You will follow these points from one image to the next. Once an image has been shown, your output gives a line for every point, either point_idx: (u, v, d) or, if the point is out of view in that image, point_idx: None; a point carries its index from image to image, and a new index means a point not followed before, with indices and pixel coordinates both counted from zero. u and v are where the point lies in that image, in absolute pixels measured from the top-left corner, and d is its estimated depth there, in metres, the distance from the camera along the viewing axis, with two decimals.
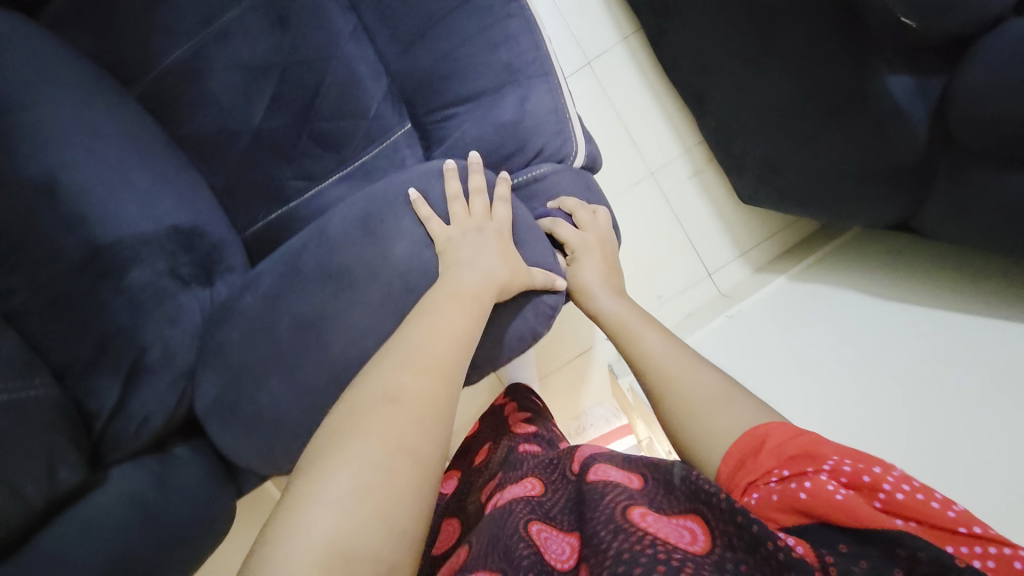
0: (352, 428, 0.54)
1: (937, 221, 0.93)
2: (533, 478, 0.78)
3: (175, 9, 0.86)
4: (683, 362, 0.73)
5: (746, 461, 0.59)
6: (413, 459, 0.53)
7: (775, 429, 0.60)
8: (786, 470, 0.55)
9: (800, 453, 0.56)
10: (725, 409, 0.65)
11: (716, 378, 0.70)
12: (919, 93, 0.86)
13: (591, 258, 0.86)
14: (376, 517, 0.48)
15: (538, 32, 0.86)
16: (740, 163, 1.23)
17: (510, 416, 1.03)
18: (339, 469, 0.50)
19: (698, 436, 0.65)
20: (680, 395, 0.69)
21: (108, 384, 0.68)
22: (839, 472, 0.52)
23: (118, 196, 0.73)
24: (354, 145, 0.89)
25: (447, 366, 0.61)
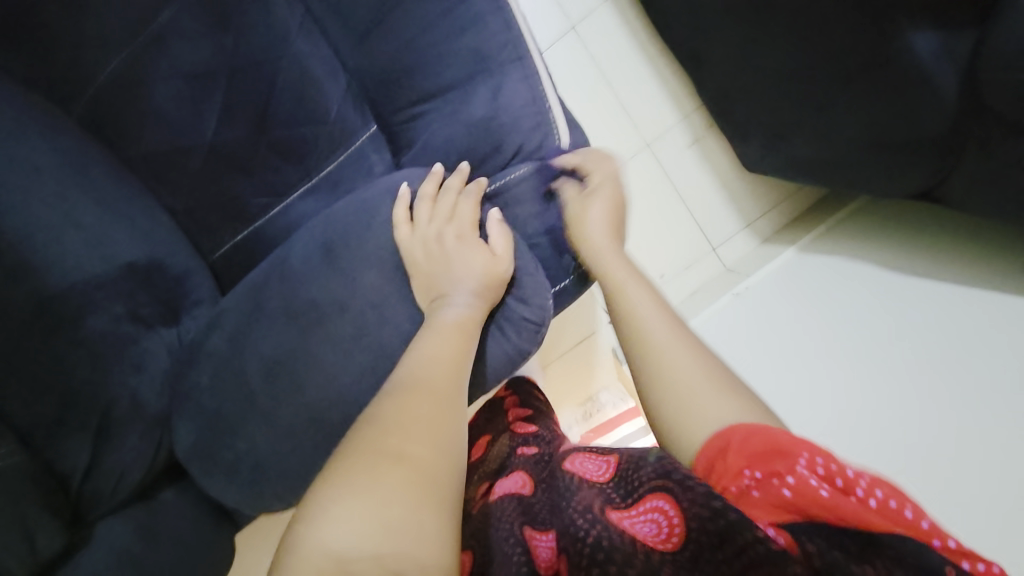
0: (347, 441, 0.47)
1: (961, 189, 0.85)
2: (522, 473, 0.69)
3: (102, 14, 0.76)
4: (684, 339, 0.59)
5: (715, 463, 0.49)
6: (416, 468, 0.45)
7: (743, 428, 0.49)
8: (759, 471, 0.45)
9: (770, 450, 0.45)
10: (725, 397, 0.52)
11: (718, 367, 0.56)
12: (944, 52, 0.75)
13: (603, 204, 0.72)
14: (376, 530, 0.40)
15: (508, 9, 0.75)
16: (743, 131, 1.14)
17: (510, 411, 0.93)
18: (332, 483, 0.43)
19: (684, 412, 0.53)
20: (665, 369, 0.56)
21: (79, 439, 0.66)
22: (815, 471, 0.43)
23: (61, 238, 0.67)
24: (317, 154, 0.81)
25: (447, 372, 0.54)
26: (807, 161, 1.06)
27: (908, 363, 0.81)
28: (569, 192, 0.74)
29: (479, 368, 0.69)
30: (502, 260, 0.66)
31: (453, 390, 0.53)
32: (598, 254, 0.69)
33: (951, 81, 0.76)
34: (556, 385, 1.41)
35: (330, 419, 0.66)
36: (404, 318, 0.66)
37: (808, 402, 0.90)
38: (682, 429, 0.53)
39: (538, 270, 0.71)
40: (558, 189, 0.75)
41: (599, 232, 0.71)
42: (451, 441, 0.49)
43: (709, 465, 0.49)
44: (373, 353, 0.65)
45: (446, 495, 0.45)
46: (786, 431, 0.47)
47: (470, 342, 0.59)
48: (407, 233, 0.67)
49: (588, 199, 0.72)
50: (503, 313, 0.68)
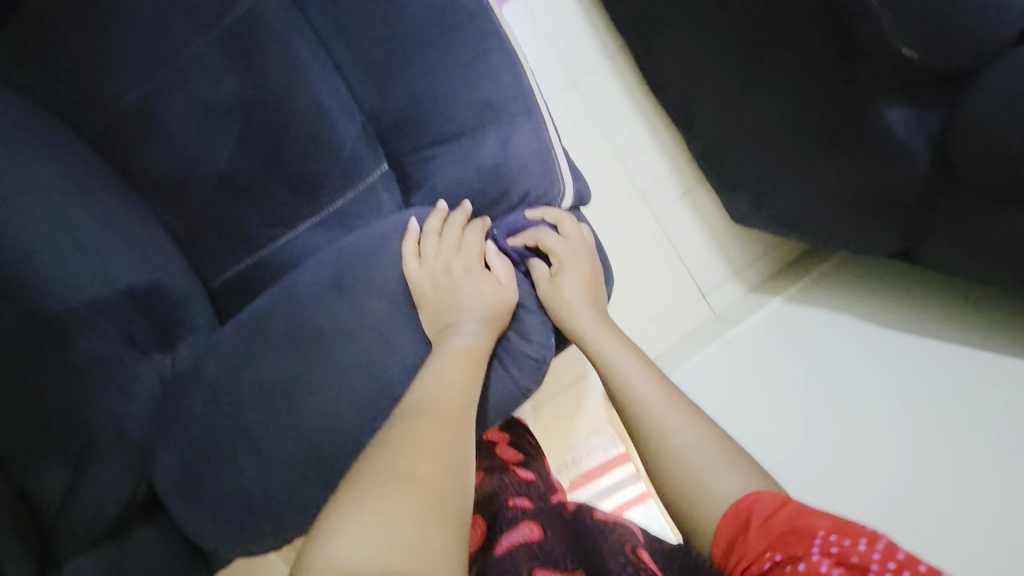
0: (360, 465, 0.50)
1: (932, 250, 0.90)
2: (531, 520, 0.73)
3: (130, 47, 0.80)
4: (681, 411, 0.64)
5: (737, 540, 0.56)
6: (425, 489, 0.47)
7: (762, 501, 0.57)
8: (778, 554, 0.52)
9: (788, 531, 0.53)
10: (728, 470, 0.60)
11: (713, 434, 0.62)
12: (919, 124, 0.83)
13: (575, 277, 0.73)
14: (387, 544, 0.43)
15: (519, 66, 0.81)
16: (731, 185, 1.20)
17: (503, 450, 0.92)
18: (349, 500, 0.46)
19: (699, 503, 0.59)
20: (674, 455, 0.62)
21: (58, 468, 0.63)
22: (828, 552, 0.50)
23: (65, 260, 0.67)
24: (329, 188, 0.83)
25: (455, 401, 0.56)
26: (793, 217, 1.12)
27: (884, 413, 0.86)
28: (539, 269, 0.74)
29: (479, 405, 0.69)
30: (507, 287, 0.69)
31: (460, 417, 0.55)
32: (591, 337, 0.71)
33: (924, 151, 0.83)
34: (543, 425, 1.40)
35: (324, 453, 0.64)
36: (408, 351, 0.66)
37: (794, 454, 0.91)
38: (702, 511, 0.59)
39: (540, 308, 0.73)
40: (530, 267, 0.75)
41: (584, 309, 0.72)
42: (459, 465, 0.51)
43: (730, 545, 0.56)
44: (375, 385, 0.65)
45: (454, 515, 0.47)
46: (797, 508, 0.55)
47: (477, 371, 0.62)
48: (416, 267, 0.68)
49: (558, 276, 0.73)
50: (506, 348, 0.69)
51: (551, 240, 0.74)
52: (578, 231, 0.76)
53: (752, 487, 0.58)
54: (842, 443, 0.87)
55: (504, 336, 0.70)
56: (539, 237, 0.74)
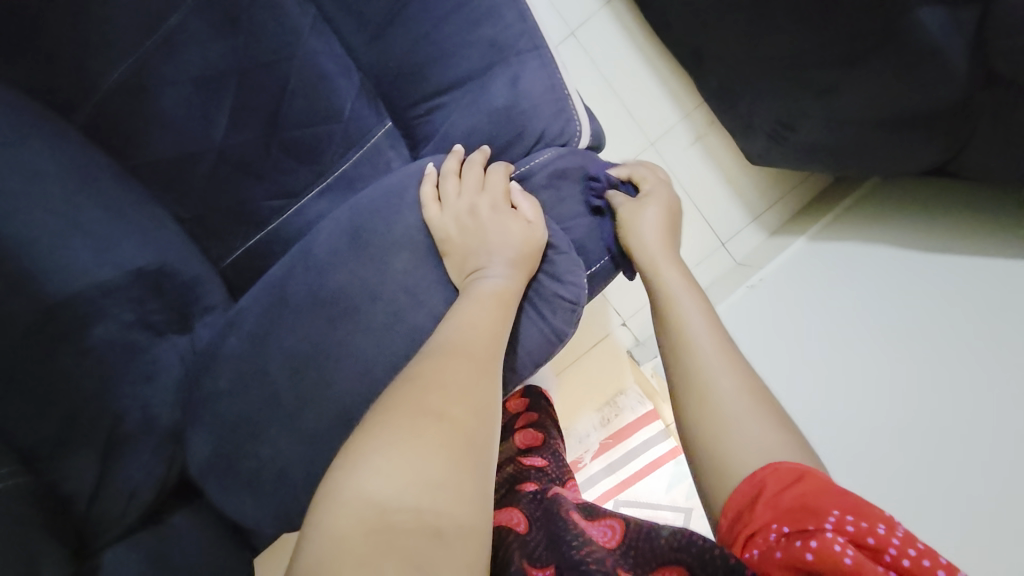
0: (389, 397, 0.49)
1: (976, 161, 0.86)
2: (517, 511, 0.71)
3: (107, 20, 0.75)
4: (730, 365, 0.61)
5: (743, 514, 0.52)
6: (454, 429, 0.46)
7: (773, 473, 0.52)
8: (786, 527, 0.47)
9: (798, 506, 0.48)
10: (762, 427, 0.56)
11: (758, 391, 0.60)
12: (955, 23, 0.75)
13: (659, 209, 0.75)
14: (416, 484, 0.43)
15: (522, 1, 0.76)
16: (747, 124, 1.15)
17: (521, 433, 0.96)
18: (374, 435, 0.46)
19: (718, 444, 0.57)
20: (706, 392, 0.60)
21: (85, 457, 0.61)
22: (842, 531, 0.44)
23: (67, 244, 0.64)
24: (332, 154, 0.80)
25: (485, 343, 0.55)
26: (817, 147, 1.07)
27: (922, 338, 0.81)
28: (620, 198, 0.76)
29: (513, 352, 0.66)
30: (536, 228, 0.65)
31: (489, 359, 0.54)
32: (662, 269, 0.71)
33: (960, 51, 0.76)
34: (568, 394, 1.37)
35: (360, 417, 0.62)
36: (437, 302, 0.64)
37: (837, 388, 0.88)
38: (714, 449, 0.57)
39: (572, 249, 0.69)
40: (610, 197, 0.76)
41: (656, 245, 0.72)
42: (488, 407, 0.50)
43: (736, 520, 0.52)
44: (406, 341, 0.63)
45: (480, 461, 0.46)
46: (813, 480, 0.49)
47: (507, 314, 0.59)
48: (437, 213, 0.64)
49: (643, 203, 0.76)
50: (537, 291, 0.67)
51: (647, 175, 0.79)
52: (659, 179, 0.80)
53: (767, 462, 0.53)
54: (881, 372, 0.83)
55: (534, 280, 0.67)
56: (633, 170, 0.80)
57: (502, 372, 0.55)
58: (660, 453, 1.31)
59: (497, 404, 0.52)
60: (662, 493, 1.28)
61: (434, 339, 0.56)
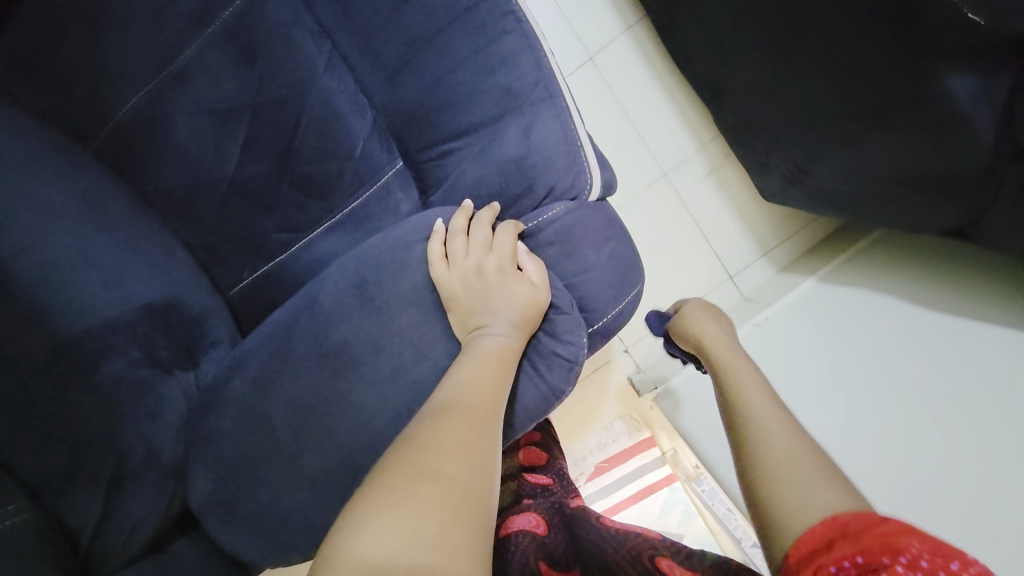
0: (384, 459, 0.47)
1: (998, 226, 0.81)
2: (536, 513, 0.77)
3: (127, 51, 0.75)
4: (780, 415, 0.69)
5: (819, 552, 0.52)
6: (451, 488, 0.43)
7: (856, 521, 0.53)
8: (861, 559, 0.48)
9: (877, 541, 0.49)
10: (818, 474, 0.60)
11: (808, 440, 0.65)
12: (984, 93, 0.72)
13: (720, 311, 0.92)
14: (412, 543, 0.38)
15: (539, 48, 0.75)
16: (764, 162, 1.13)
17: (526, 450, 0.96)
18: (368, 497, 0.42)
19: (776, 480, 0.61)
20: (761, 441, 0.66)
21: (90, 493, 0.62)
22: (916, 566, 0.44)
23: (79, 279, 0.65)
24: (342, 191, 0.80)
25: (484, 401, 0.54)
26: (831, 193, 1.05)
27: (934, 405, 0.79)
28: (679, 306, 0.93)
29: (511, 410, 0.66)
30: (540, 290, 0.65)
31: (489, 417, 0.52)
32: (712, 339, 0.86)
33: (989, 122, 0.73)
34: (566, 415, 1.35)
35: (361, 465, 0.63)
36: (440, 356, 0.64)
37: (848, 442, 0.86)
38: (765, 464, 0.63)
39: (574, 308, 0.69)
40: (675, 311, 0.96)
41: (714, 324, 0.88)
42: (486, 466, 0.47)
43: (816, 553, 0.53)
44: (407, 395, 0.63)
45: (480, 521, 0.43)
46: (897, 525, 0.49)
47: (507, 373, 0.59)
48: (444, 271, 0.65)
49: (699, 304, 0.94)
50: (536, 349, 0.67)
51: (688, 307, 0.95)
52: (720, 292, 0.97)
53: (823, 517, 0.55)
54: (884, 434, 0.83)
55: (534, 338, 0.67)
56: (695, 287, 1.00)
57: (502, 431, 0.53)
58: (656, 479, 1.31)
59: (497, 465, 0.49)
60: (654, 517, 1.28)
61: (432, 401, 0.54)
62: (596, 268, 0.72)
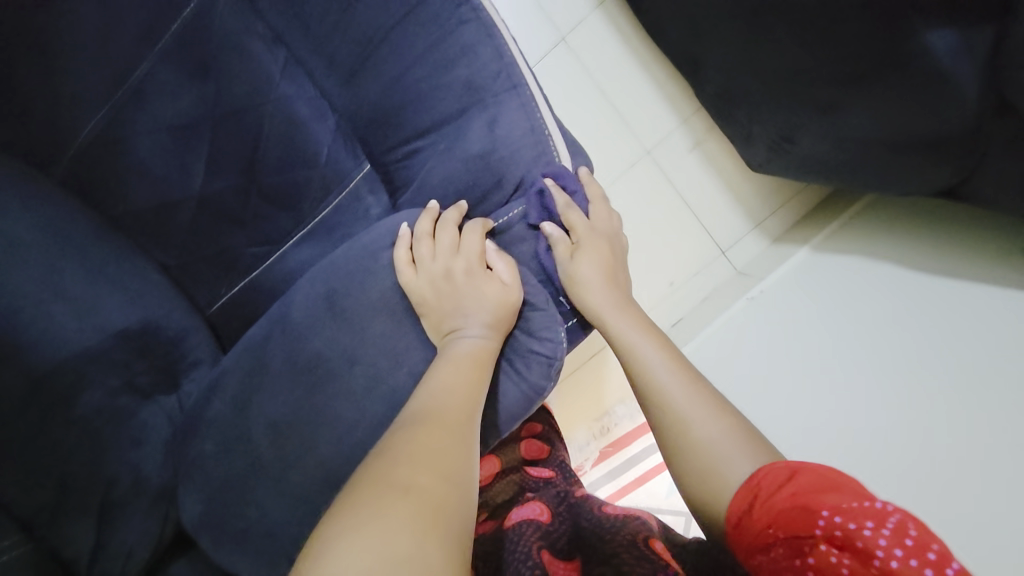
0: (356, 475, 0.46)
1: (987, 187, 0.79)
2: (540, 502, 0.73)
3: (78, 74, 0.74)
4: (703, 401, 0.60)
5: (740, 520, 0.51)
6: (424, 499, 0.42)
7: (769, 475, 0.51)
8: (781, 531, 0.47)
9: (791, 506, 0.47)
10: (752, 467, 0.54)
11: (738, 427, 0.57)
12: (965, 50, 0.70)
13: (594, 259, 0.70)
14: (381, 562, 0.37)
15: (499, 36, 0.72)
16: (747, 133, 1.10)
17: (527, 442, 0.93)
18: (338, 517, 0.41)
19: (715, 488, 0.55)
20: (690, 444, 0.57)
21: (81, 523, 0.63)
22: (832, 537, 0.43)
23: (50, 312, 0.65)
24: (311, 200, 0.78)
25: (459, 407, 0.53)
26: (816, 162, 1.02)
27: (924, 374, 0.77)
28: (561, 245, 0.70)
29: (492, 410, 0.66)
30: (512, 288, 0.64)
31: (465, 422, 0.51)
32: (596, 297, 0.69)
33: (973, 79, 0.71)
34: (567, 402, 1.34)
35: (345, 478, 0.62)
36: (417, 361, 0.63)
37: (835, 414, 0.84)
38: (689, 457, 0.57)
39: (551, 304, 0.68)
40: (544, 230, 0.71)
41: (595, 274, 0.70)
42: (463, 472, 0.46)
43: (738, 524, 0.51)
44: (386, 405, 0.62)
45: (456, 535, 0.41)
46: (807, 479, 0.48)
47: (484, 376, 0.58)
48: (412, 276, 0.63)
49: (577, 257, 0.70)
50: (513, 347, 0.66)
51: (579, 222, 0.71)
52: (606, 218, 0.75)
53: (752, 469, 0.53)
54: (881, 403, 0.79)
55: (511, 336, 0.66)
56: (567, 213, 0.71)
57: (480, 440, 0.51)
58: (659, 461, 1.24)
59: (474, 476, 0.47)
60: (663, 497, 1.20)
61: (406, 414, 0.53)
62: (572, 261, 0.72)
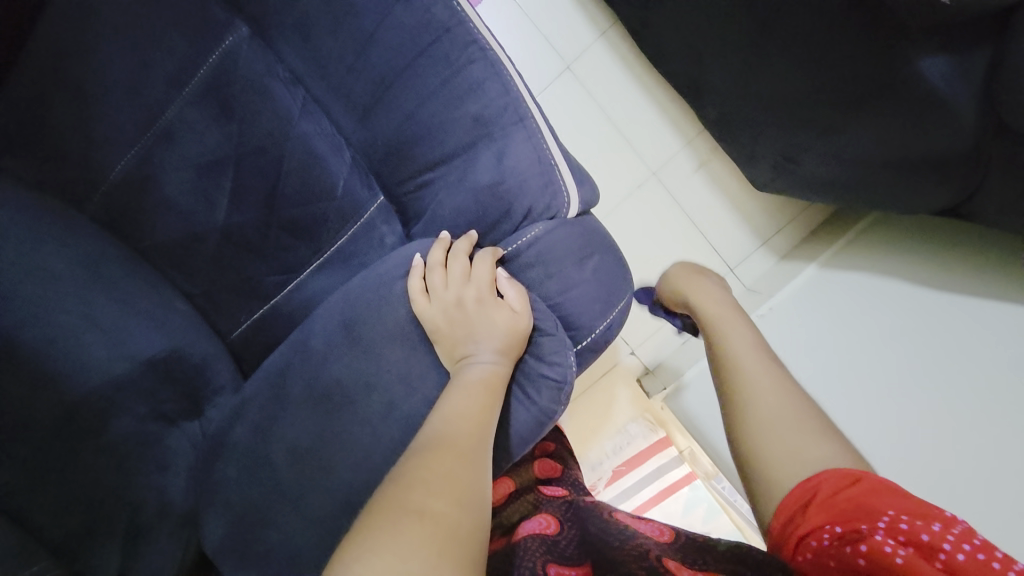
0: (372, 500, 0.47)
1: (991, 205, 0.80)
2: (548, 515, 0.73)
3: (112, 116, 0.78)
4: (774, 377, 0.66)
5: (795, 516, 0.55)
6: (439, 524, 0.43)
7: (829, 479, 0.55)
8: (839, 527, 0.50)
9: (850, 506, 0.51)
10: (814, 442, 0.59)
11: (804, 407, 0.63)
12: (958, 74, 0.72)
13: (716, 272, 0.90)
14: None
15: (506, 72, 0.76)
16: (750, 153, 1.12)
17: (541, 462, 0.95)
18: (357, 542, 0.42)
19: (768, 443, 0.60)
20: (754, 403, 0.64)
21: (109, 547, 0.65)
22: (895, 529, 0.47)
23: (83, 342, 0.68)
24: (329, 230, 0.82)
25: (470, 433, 0.54)
26: (819, 181, 1.04)
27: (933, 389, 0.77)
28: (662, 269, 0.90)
29: (503, 435, 0.67)
30: (521, 316, 0.66)
31: (477, 449, 0.53)
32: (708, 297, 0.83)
33: (968, 101, 0.72)
34: (578, 422, 1.34)
35: (362, 502, 0.64)
36: (431, 387, 0.66)
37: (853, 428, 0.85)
38: (746, 409, 0.64)
39: (559, 328, 0.70)
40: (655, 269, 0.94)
41: (710, 285, 0.85)
42: (475, 499, 0.48)
43: (790, 521, 0.55)
44: (402, 430, 0.64)
45: (469, 558, 0.42)
46: (869, 485, 0.52)
47: (495, 402, 0.60)
48: (425, 304, 0.66)
49: (704, 266, 0.91)
50: (523, 372, 0.68)
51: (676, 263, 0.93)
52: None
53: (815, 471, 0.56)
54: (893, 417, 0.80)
55: (520, 361, 0.68)
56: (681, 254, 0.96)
57: (491, 466, 0.53)
58: (677, 478, 1.25)
59: (486, 502, 0.48)
60: (678, 518, 1.22)
61: (419, 440, 0.54)
62: (582, 284, 0.73)
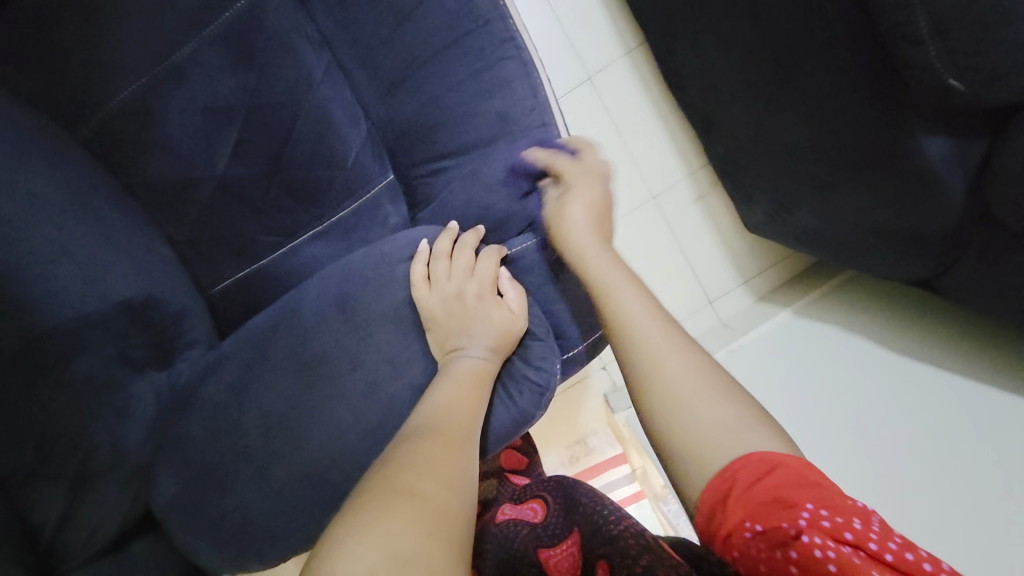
0: (363, 481, 0.47)
1: (962, 282, 0.85)
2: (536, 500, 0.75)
3: (121, 41, 0.74)
4: (676, 340, 0.58)
5: (715, 510, 0.50)
6: (428, 504, 0.44)
7: (745, 465, 0.49)
8: (759, 525, 0.46)
9: (770, 499, 0.46)
10: (720, 401, 0.54)
11: (705, 364, 0.57)
12: (957, 157, 0.76)
13: (583, 200, 0.70)
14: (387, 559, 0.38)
15: (536, 75, 0.76)
16: (748, 195, 1.17)
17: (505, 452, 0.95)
18: (348, 518, 0.42)
19: (679, 425, 0.53)
20: (664, 380, 0.55)
21: (52, 491, 0.62)
22: (817, 527, 0.43)
23: (55, 273, 0.64)
24: (332, 200, 0.80)
25: (460, 422, 0.55)
26: (807, 233, 1.09)
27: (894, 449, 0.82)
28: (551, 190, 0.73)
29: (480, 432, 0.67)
30: (518, 317, 0.66)
31: (467, 438, 0.54)
32: (577, 240, 0.68)
33: (959, 187, 0.77)
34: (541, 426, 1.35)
35: (328, 479, 0.63)
36: (417, 374, 0.65)
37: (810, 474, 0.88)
38: (655, 388, 0.56)
39: (550, 335, 0.71)
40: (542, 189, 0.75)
41: (582, 214, 0.69)
42: (463, 484, 0.48)
43: (709, 517, 0.50)
44: (381, 413, 0.64)
45: (456, 540, 0.43)
46: (787, 471, 0.47)
47: (483, 396, 0.60)
48: (425, 292, 0.66)
49: (567, 196, 0.71)
50: (509, 373, 0.68)
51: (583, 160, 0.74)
52: (596, 161, 0.75)
53: (739, 443, 0.51)
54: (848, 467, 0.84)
55: (508, 361, 0.68)
56: (554, 158, 0.73)
57: (480, 455, 0.53)
58: (625, 494, 1.29)
59: (473, 491, 0.49)
60: None
61: (411, 424, 0.55)
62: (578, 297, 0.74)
